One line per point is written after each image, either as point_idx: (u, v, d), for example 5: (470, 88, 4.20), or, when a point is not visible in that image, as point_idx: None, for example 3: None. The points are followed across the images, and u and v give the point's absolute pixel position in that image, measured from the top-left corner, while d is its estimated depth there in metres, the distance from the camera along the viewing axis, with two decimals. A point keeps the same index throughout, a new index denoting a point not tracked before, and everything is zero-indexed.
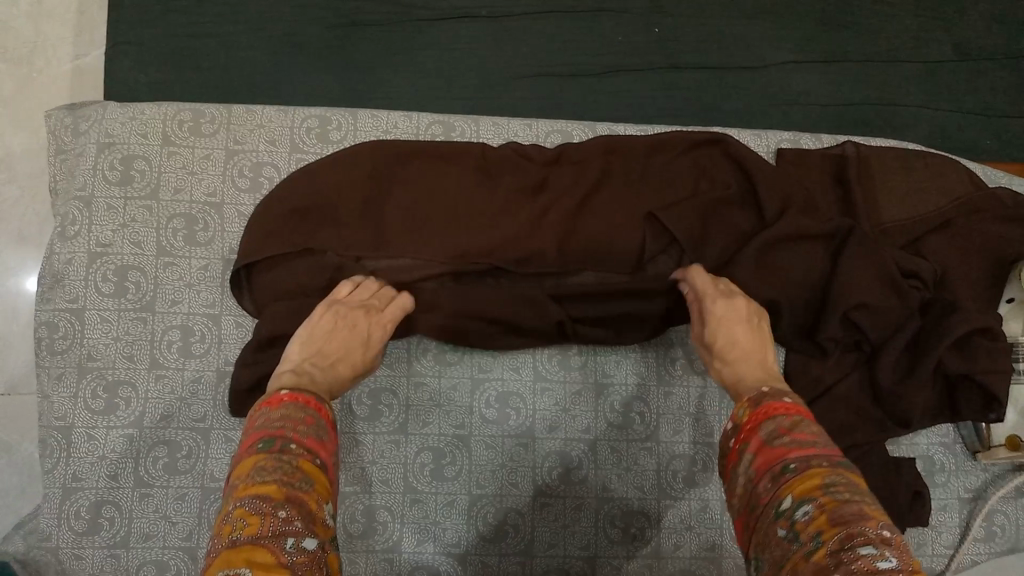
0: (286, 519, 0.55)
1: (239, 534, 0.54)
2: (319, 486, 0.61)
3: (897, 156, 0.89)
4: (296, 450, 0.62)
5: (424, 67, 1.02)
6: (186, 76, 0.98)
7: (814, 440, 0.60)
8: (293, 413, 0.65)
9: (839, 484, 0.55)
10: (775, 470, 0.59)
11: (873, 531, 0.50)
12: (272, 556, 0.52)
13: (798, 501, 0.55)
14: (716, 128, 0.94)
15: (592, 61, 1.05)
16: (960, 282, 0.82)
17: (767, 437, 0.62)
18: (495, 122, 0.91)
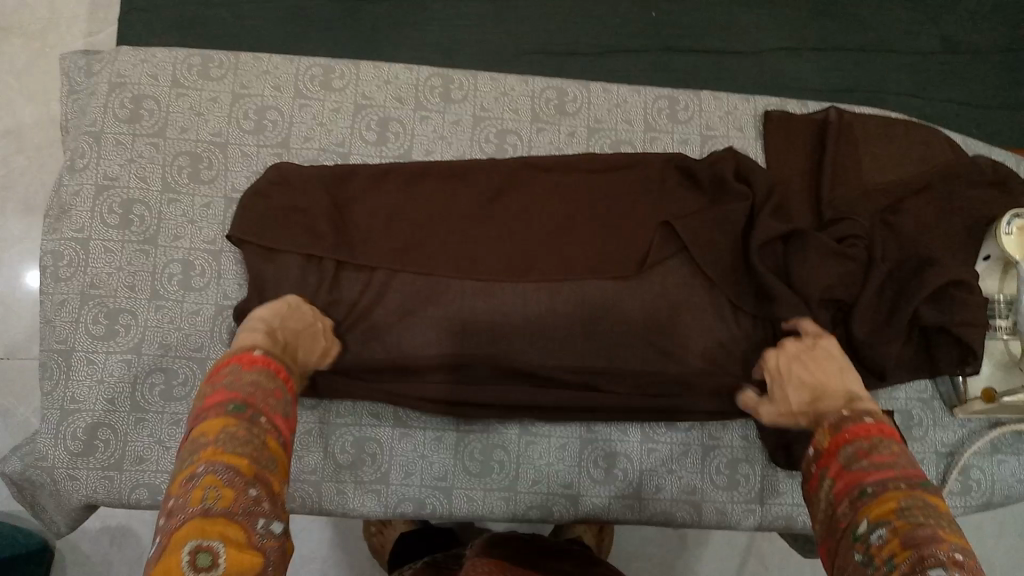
0: (255, 498, 0.51)
1: (210, 503, 0.49)
2: (280, 466, 0.56)
3: (879, 120, 0.88)
4: (264, 422, 0.57)
5: (426, 41, 1.13)
6: (198, 44, 1.10)
7: (896, 463, 0.58)
8: (260, 380, 0.60)
9: (920, 509, 0.54)
10: (851, 493, 0.58)
11: (947, 555, 0.50)
12: (242, 533, 0.49)
13: (875, 523, 0.54)
14: (706, 93, 0.89)
15: (593, 42, 1.15)
16: (943, 241, 0.81)
17: (845, 456, 0.60)
18: (495, 77, 0.86)
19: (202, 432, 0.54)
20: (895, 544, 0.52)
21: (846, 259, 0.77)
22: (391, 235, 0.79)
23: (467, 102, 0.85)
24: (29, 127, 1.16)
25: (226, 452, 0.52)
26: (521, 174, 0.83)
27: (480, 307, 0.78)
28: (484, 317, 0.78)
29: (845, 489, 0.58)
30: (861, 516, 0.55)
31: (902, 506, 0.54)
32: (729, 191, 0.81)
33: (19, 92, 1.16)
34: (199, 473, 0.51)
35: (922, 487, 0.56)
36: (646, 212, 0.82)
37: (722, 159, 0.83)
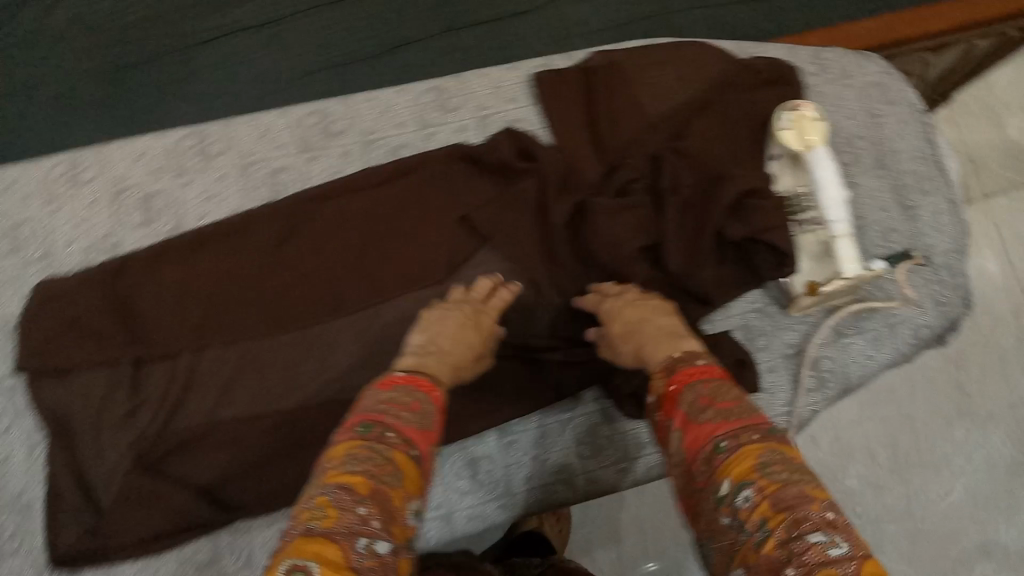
0: (365, 516, 0.52)
1: (314, 524, 0.51)
2: (409, 482, 0.57)
3: (645, 50, 0.87)
4: (393, 437, 0.58)
5: (203, 90, 1.07)
6: None
7: (741, 408, 0.58)
8: (399, 394, 0.63)
9: (779, 460, 0.52)
10: (706, 450, 0.56)
11: (818, 515, 0.48)
12: (340, 553, 0.49)
13: (738, 484, 0.52)
14: (470, 73, 0.86)
15: (373, 43, 1.10)
16: (728, 154, 0.82)
17: (691, 407, 0.59)
18: (252, 119, 0.82)
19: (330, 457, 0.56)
20: (766, 508, 0.50)
21: (637, 209, 0.80)
22: (187, 315, 0.77)
23: (228, 152, 0.80)
24: None
25: (341, 473, 0.54)
26: (305, 212, 0.80)
27: (293, 357, 0.78)
28: (301, 364, 0.78)
29: (702, 447, 0.57)
30: (724, 477, 0.54)
31: (758, 460, 0.53)
32: (513, 172, 0.82)
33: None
34: (311, 497, 0.53)
35: (775, 433, 0.56)
36: (441, 215, 0.82)
37: (500, 141, 0.82)
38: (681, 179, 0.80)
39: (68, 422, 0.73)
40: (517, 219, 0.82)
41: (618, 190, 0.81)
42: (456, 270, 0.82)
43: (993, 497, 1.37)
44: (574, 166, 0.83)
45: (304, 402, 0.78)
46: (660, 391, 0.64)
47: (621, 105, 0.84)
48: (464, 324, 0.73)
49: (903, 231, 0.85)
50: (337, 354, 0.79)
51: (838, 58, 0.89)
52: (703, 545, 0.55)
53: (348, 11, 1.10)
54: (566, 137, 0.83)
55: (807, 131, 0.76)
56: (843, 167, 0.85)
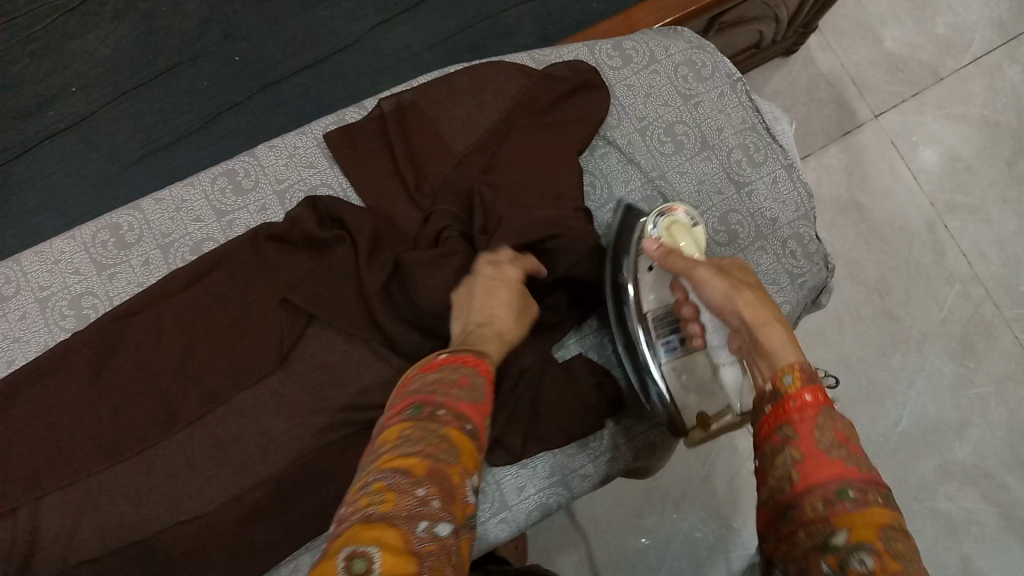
0: (424, 498, 0.45)
1: (373, 508, 0.44)
2: (465, 459, 0.51)
3: (438, 82, 0.83)
4: (444, 415, 0.52)
5: (28, 205, 1.00)
6: None
7: (864, 463, 0.51)
8: (444, 373, 0.56)
9: (900, 544, 0.45)
10: (826, 489, 0.48)
11: None
12: (398, 536, 0.42)
13: (856, 544, 0.45)
14: (261, 147, 0.83)
15: (190, 116, 1.05)
16: (541, 177, 0.79)
17: (823, 433, 0.52)
18: (37, 250, 0.78)
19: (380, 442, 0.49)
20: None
21: (454, 256, 0.75)
22: (9, 469, 0.71)
23: (21, 290, 0.77)
24: None
25: (398, 456, 0.47)
26: (111, 332, 0.75)
27: (137, 483, 0.72)
28: (148, 488, 0.72)
29: (823, 482, 0.49)
30: (840, 526, 0.46)
31: (885, 527, 0.46)
32: (325, 243, 0.78)
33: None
34: (368, 482, 0.46)
35: (889, 499, 0.49)
36: (259, 304, 0.77)
37: (300, 215, 0.78)
38: (490, 212, 0.76)
39: None
40: (338, 291, 0.77)
41: (433, 241, 0.76)
42: (292, 351, 0.77)
43: (942, 418, 1.28)
44: (384, 222, 0.78)
45: (160, 529, 0.71)
46: (786, 389, 0.55)
47: (422, 147, 0.81)
48: (494, 286, 0.68)
49: (743, 212, 0.81)
50: (184, 473, 0.73)
51: (640, 43, 0.87)
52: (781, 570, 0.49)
53: (161, 90, 1.05)
54: (371, 194, 0.79)
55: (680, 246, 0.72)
56: (665, 156, 0.82)
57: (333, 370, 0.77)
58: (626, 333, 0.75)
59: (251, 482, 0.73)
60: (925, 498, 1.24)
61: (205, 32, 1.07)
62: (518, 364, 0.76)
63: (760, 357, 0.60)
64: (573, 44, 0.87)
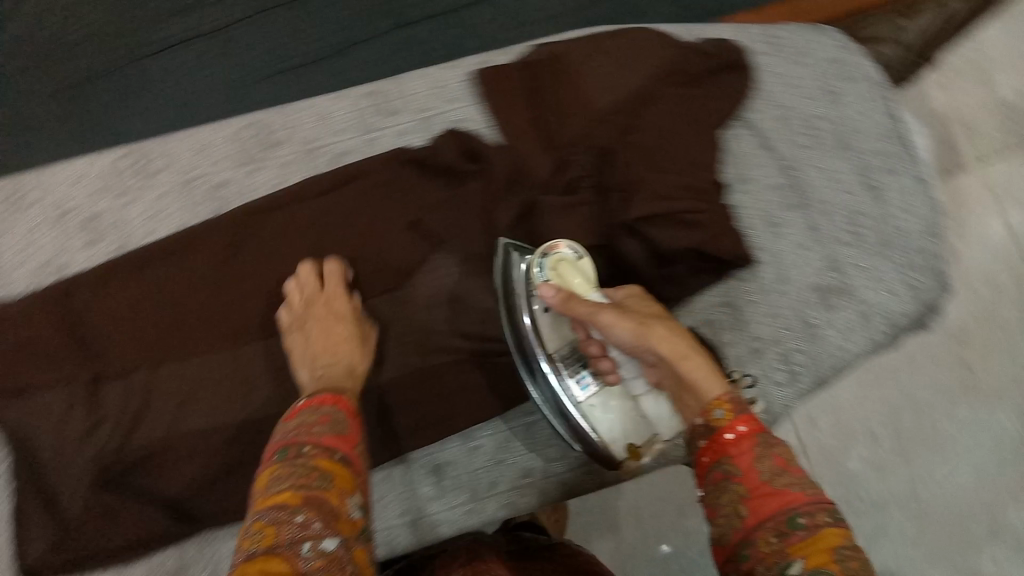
0: (304, 523, 0.49)
1: (257, 545, 0.47)
2: (341, 483, 0.55)
3: (592, 40, 0.84)
4: (311, 450, 0.56)
5: (159, 101, 1.04)
6: None
7: (808, 488, 0.54)
8: (303, 418, 0.60)
9: (855, 558, 0.48)
10: (778, 519, 0.51)
11: None
12: (284, 562, 0.45)
13: (812, 568, 0.47)
14: (409, 74, 0.85)
15: (324, 42, 1.08)
16: (680, 149, 0.80)
17: (764, 465, 0.55)
18: (188, 134, 0.82)
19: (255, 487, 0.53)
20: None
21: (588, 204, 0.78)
22: (138, 336, 0.77)
23: (169, 169, 0.81)
24: None
25: (273, 494, 0.51)
26: (245, 222, 0.79)
27: (249, 371, 0.78)
28: (259, 378, 0.78)
29: (772, 514, 0.52)
30: (796, 554, 0.49)
31: (839, 546, 0.49)
32: (462, 176, 0.80)
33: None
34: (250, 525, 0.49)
35: (841, 521, 0.51)
36: (389, 222, 0.80)
37: (443, 143, 0.80)
38: (627, 173, 0.78)
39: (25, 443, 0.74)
40: (464, 222, 0.80)
41: (567, 187, 0.80)
42: (413, 273, 0.79)
43: (1005, 480, 1.23)
44: (522, 164, 0.79)
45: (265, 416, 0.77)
46: (719, 422, 0.59)
47: (569, 97, 0.81)
48: (327, 327, 0.72)
49: (870, 215, 0.82)
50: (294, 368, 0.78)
51: (791, 37, 0.89)
52: None
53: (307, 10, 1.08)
54: (512, 135, 0.80)
55: (575, 279, 0.71)
56: (801, 149, 0.83)
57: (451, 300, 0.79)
58: (533, 377, 0.73)
59: None
60: (973, 558, 1.19)
61: None
62: None
63: (685, 390, 0.64)
64: (723, 25, 0.89)
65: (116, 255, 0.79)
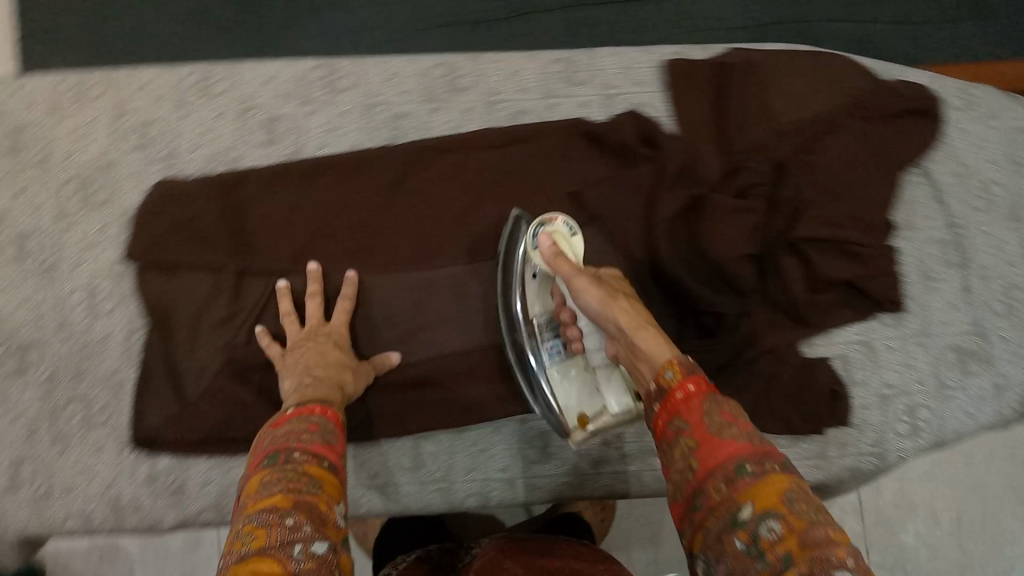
0: (294, 527, 0.50)
1: (247, 548, 0.49)
2: (329, 489, 0.56)
3: (789, 54, 0.84)
4: (300, 456, 0.57)
5: (331, 24, 1.06)
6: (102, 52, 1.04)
7: (754, 438, 0.53)
8: (294, 424, 0.60)
9: (804, 501, 0.48)
10: (727, 469, 0.51)
11: (846, 560, 0.44)
12: (277, 564, 0.47)
13: (763, 513, 0.48)
14: (603, 51, 0.85)
15: (499, 4, 1.07)
16: (854, 182, 0.80)
17: (711, 420, 0.54)
18: (381, 60, 0.82)
19: (245, 492, 0.54)
20: (791, 542, 0.46)
21: (756, 213, 0.78)
22: (291, 239, 0.78)
23: (356, 90, 0.81)
24: None
25: (261, 497, 0.52)
26: (417, 155, 0.80)
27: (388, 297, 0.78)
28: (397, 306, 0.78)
29: (721, 463, 0.52)
30: (745, 500, 0.49)
31: (785, 491, 0.49)
32: (634, 157, 0.81)
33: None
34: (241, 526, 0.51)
35: (788, 468, 0.51)
36: (553, 187, 0.81)
37: (623, 122, 0.81)
38: (797, 193, 0.79)
39: (169, 319, 0.77)
40: (628, 204, 0.80)
41: (738, 192, 0.79)
42: None
43: None
44: (693, 160, 0.80)
45: (397, 345, 0.78)
46: (668, 384, 0.58)
47: (754, 105, 0.81)
48: (321, 348, 0.70)
49: None
50: (434, 306, 0.78)
51: (986, 98, 0.88)
52: (700, 559, 0.51)
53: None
54: (692, 130, 0.81)
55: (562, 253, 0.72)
56: (973, 211, 0.84)
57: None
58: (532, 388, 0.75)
59: (487, 338, 0.79)
60: None
61: None
62: (766, 340, 0.79)
63: (640, 359, 0.62)
64: (922, 70, 0.88)
65: (287, 158, 0.80)
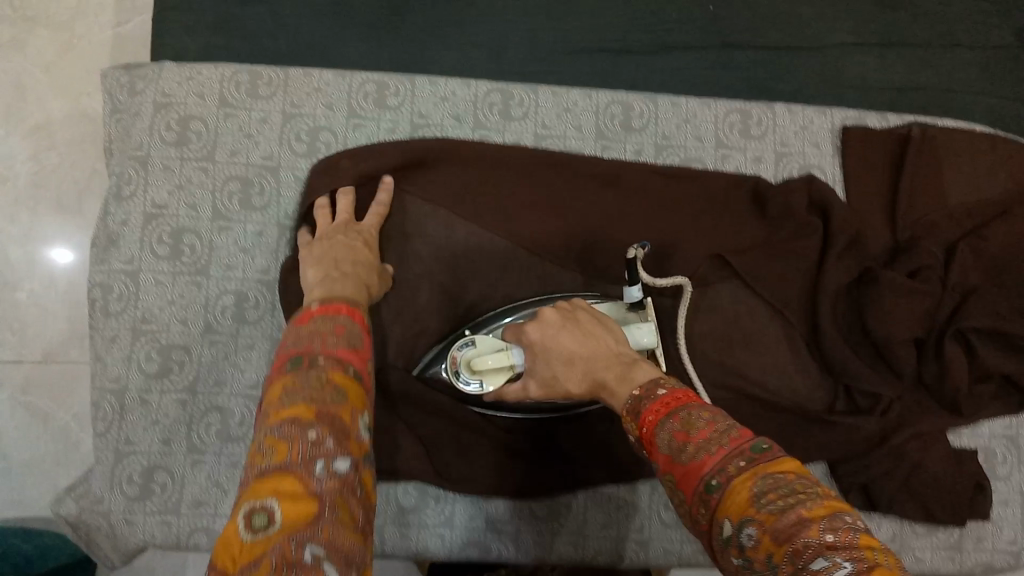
0: (317, 438, 0.43)
1: (267, 461, 0.42)
2: (356, 399, 0.48)
3: (966, 137, 0.82)
4: (324, 362, 0.49)
5: (476, 40, 1.04)
6: (233, 43, 1.00)
7: (720, 436, 0.44)
8: (319, 325, 0.53)
9: (775, 487, 0.40)
10: (697, 492, 0.43)
11: (821, 538, 0.36)
12: (298, 482, 0.41)
13: (737, 522, 0.39)
14: (777, 105, 0.83)
15: (645, 37, 1.06)
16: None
17: (668, 446, 0.46)
18: (556, 91, 0.80)
19: (265, 402, 0.47)
20: (768, 543, 0.37)
21: (928, 297, 0.73)
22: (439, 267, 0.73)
23: (528, 119, 0.80)
24: (57, 125, 1.02)
25: (281, 406, 0.45)
26: (576, 189, 0.77)
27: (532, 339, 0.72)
28: None
29: (690, 488, 0.43)
30: (722, 516, 0.41)
31: (754, 489, 0.40)
32: (802, 222, 0.78)
33: (44, 87, 1.01)
34: (260, 439, 0.44)
35: (759, 454, 0.43)
36: (716, 242, 0.77)
37: (797, 187, 0.79)
38: (964, 278, 0.76)
39: None
40: (789, 272, 0.77)
41: (911, 271, 0.75)
42: (717, 300, 0.77)
43: None
44: (864, 231, 0.77)
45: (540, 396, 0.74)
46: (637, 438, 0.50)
47: (928, 182, 0.80)
48: (352, 247, 0.66)
49: None
50: None
51: None
52: None
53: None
54: (861, 202, 0.80)
55: (490, 368, 0.63)
56: None
57: (749, 342, 0.77)
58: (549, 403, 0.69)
59: None
60: None
61: None
62: (916, 427, 0.75)
63: None
64: None
65: (448, 170, 0.75)
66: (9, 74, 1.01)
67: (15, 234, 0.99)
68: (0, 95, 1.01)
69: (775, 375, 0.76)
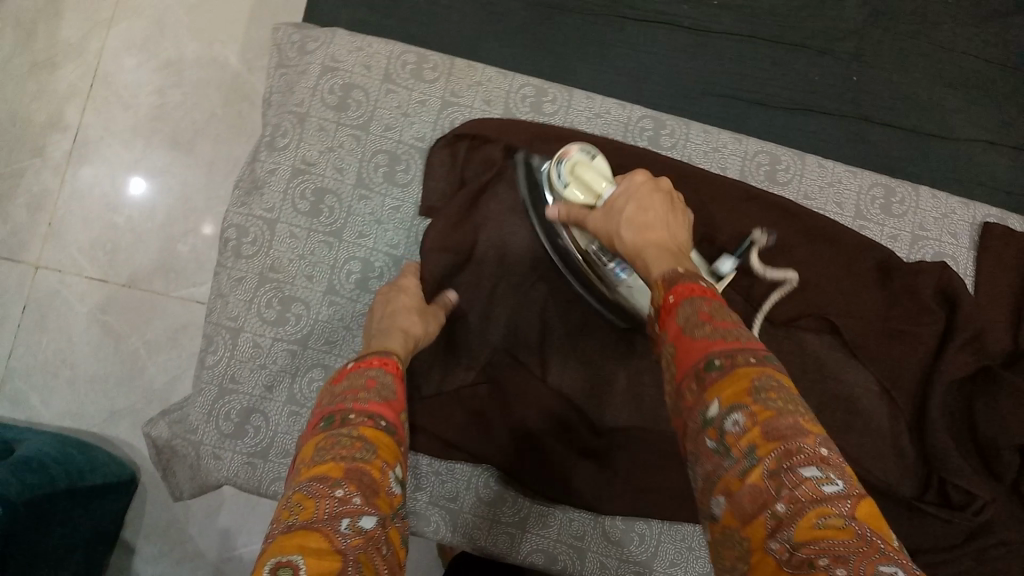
0: (343, 496, 0.44)
1: (294, 520, 0.42)
2: (387, 452, 0.49)
3: None
4: (355, 418, 0.50)
5: (616, 64, 1.01)
6: (377, 20, 0.99)
7: (739, 333, 0.46)
8: (351, 380, 0.54)
9: (776, 390, 0.42)
10: (695, 366, 0.44)
11: (813, 450, 0.40)
12: (323, 542, 0.41)
13: (727, 406, 0.42)
14: (919, 188, 0.84)
15: (782, 94, 1.01)
16: None
17: (687, 318, 0.47)
18: (708, 130, 0.83)
19: (298, 461, 0.48)
20: (755, 434, 0.40)
21: None
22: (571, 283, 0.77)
23: (675, 151, 0.82)
24: (188, 65, 1.02)
25: (313, 467, 0.46)
26: (715, 228, 0.78)
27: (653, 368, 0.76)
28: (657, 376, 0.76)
29: (688, 360, 0.45)
30: (712, 397, 0.43)
31: (756, 384, 0.42)
32: (925, 309, 0.77)
33: (187, 27, 1.03)
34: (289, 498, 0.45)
35: (769, 359, 0.44)
36: (837, 311, 0.78)
37: (928, 271, 0.78)
38: None
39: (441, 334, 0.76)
40: (903, 355, 0.77)
41: None
42: (827, 369, 0.78)
43: None
44: (988, 329, 0.76)
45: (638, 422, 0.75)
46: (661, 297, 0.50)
47: None
48: (391, 300, 0.69)
49: None
50: None
51: None
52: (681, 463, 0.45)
53: (766, 50, 1.01)
54: (989, 300, 0.79)
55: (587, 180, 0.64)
56: None
57: (851, 416, 0.77)
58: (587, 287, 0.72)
59: None
60: None
61: (847, 37, 1.01)
62: (1002, 534, 0.73)
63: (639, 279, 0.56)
64: None
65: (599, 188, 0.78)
66: (156, 9, 1.03)
67: (126, 157, 1.00)
68: (141, 27, 1.03)
69: (870, 456, 0.77)
